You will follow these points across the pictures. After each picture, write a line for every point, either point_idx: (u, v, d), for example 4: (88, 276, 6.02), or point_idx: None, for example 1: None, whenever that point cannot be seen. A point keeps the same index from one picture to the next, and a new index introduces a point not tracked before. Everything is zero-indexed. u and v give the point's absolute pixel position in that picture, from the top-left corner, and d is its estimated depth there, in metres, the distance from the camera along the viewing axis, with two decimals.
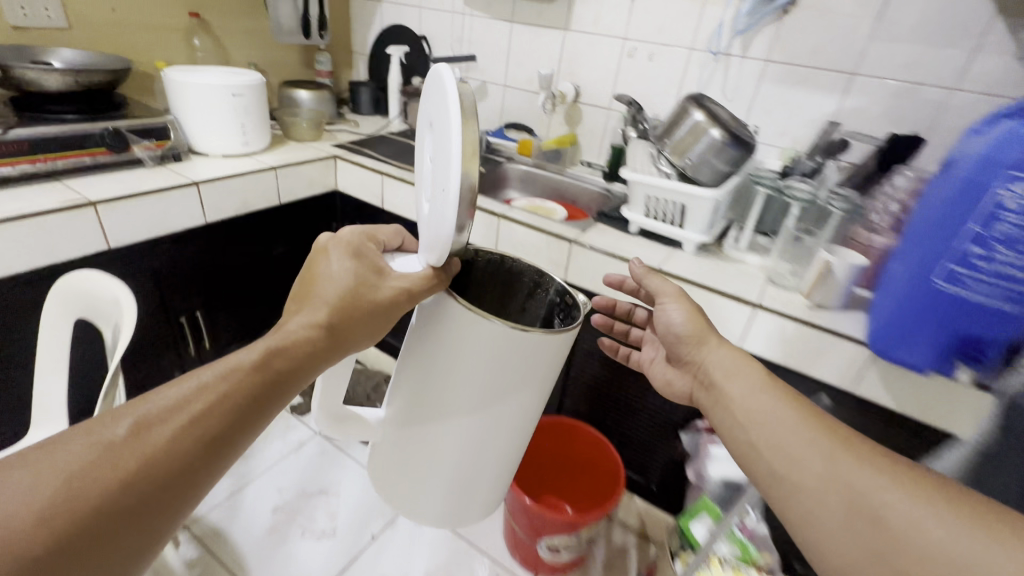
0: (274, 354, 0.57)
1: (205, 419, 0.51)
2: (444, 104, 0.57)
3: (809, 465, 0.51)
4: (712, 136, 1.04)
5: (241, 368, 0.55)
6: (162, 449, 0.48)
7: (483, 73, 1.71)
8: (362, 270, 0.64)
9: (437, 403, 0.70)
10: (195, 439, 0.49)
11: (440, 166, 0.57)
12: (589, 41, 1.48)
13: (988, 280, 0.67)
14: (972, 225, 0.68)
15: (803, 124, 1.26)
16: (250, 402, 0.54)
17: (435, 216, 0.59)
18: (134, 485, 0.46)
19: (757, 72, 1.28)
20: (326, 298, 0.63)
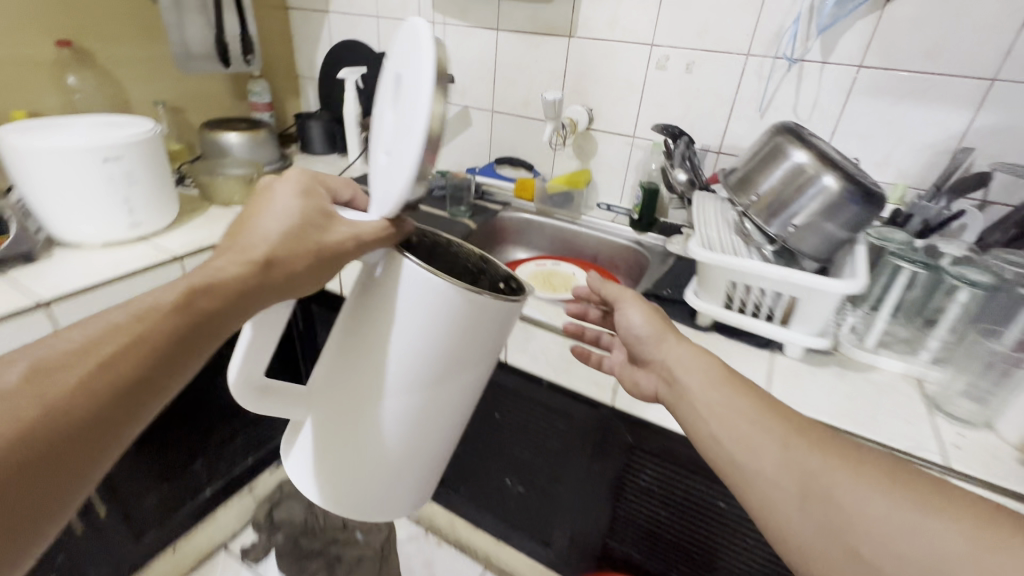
0: (145, 307, 0.40)
1: (120, 334, 0.38)
2: (410, 59, 0.43)
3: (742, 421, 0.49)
4: (824, 188, 0.70)
5: (168, 291, 0.42)
6: (77, 391, 0.36)
7: (463, 97, 1.34)
8: (310, 211, 0.49)
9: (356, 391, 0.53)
10: (102, 390, 0.36)
11: (402, 116, 0.43)
12: (603, 50, 1.12)
13: None
14: None
15: (911, 150, 0.92)
16: (175, 296, 0.42)
17: (389, 178, 0.45)
18: (46, 471, 0.34)
19: (842, 83, 0.93)
20: (240, 245, 0.47)
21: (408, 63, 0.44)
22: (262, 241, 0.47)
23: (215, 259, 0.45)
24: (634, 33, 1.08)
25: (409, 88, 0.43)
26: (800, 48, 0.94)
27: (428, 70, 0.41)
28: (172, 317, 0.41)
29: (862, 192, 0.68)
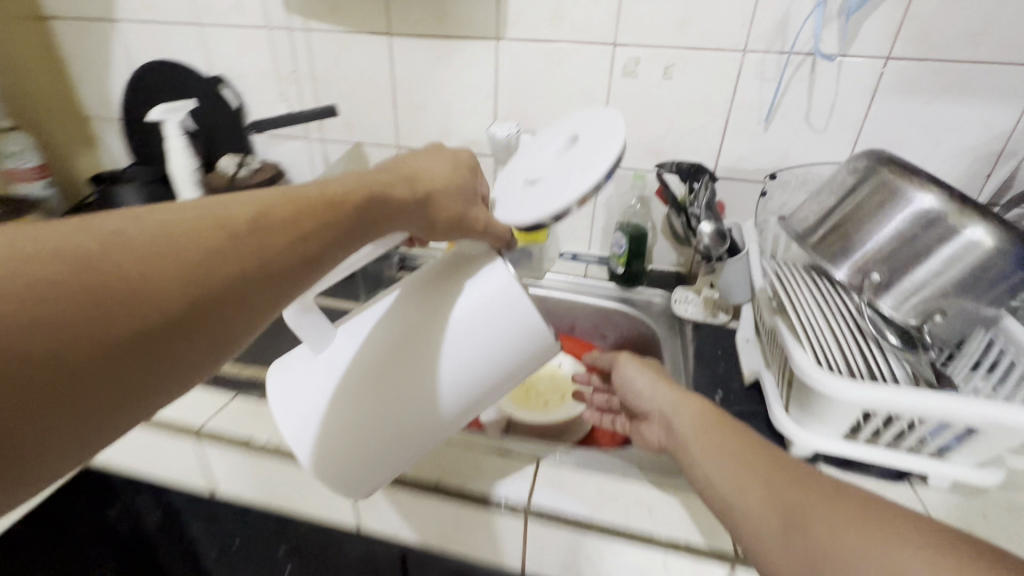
0: (182, 233, 0.30)
1: (293, 222, 0.34)
2: (601, 142, 0.41)
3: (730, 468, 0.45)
4: (969, 252, 0.47)
5: (222, 218, 0.31)
6: (178, 278, 0.29)
7: (352, 130, 0.96)
8: (452, 173, 0.44)
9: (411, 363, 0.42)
10: (163, 296, 0.29)
11: (568, 172, 0.41)
12: (547, 55, 0.82)
13: None
14: None
15: (949, 157, 0.75)
16: (229, 241, 0.31)
17: (520, 208, 0.43)
18: (125, 320, 0.28)
19: (866, 81, 0.73)
20: (376, 208, 0.38)
21: (598, 130, 0.44)
22: (417, 204, 0.41)
23: (307, 199, 0.35)
24: (588, 29, 0.78)
25: (592, 150, 0.42)
26: (817, 37, 0.71)
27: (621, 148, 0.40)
28: (176, 258, 0.29)
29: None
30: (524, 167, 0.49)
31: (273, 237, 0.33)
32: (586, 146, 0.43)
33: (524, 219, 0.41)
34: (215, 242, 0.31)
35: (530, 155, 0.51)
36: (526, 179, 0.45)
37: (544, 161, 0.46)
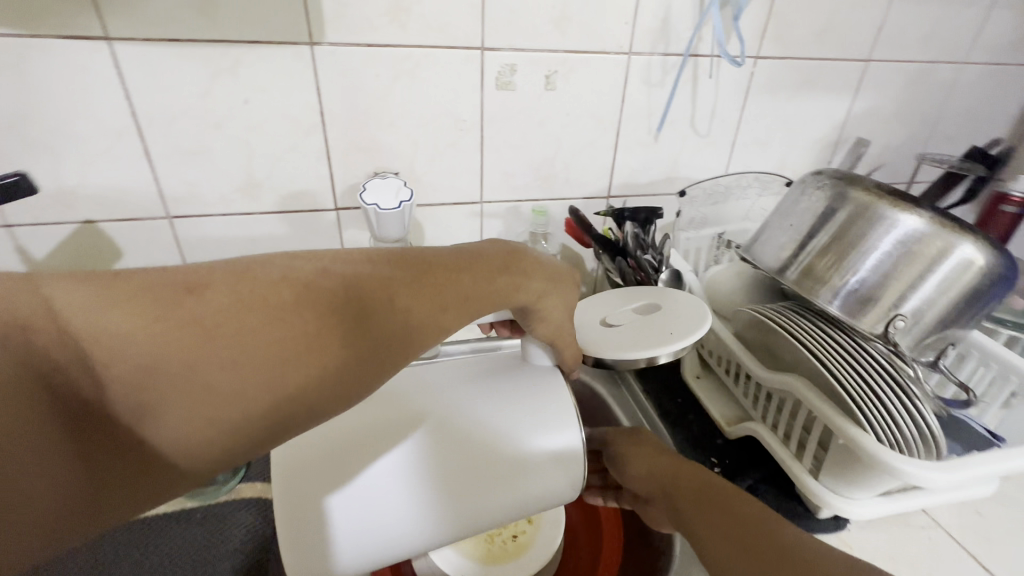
0: (366, 285, 0.31)
1: (443, 294, 0.34)
2: (675, 312, 0.48)
3: (720, 531, 0.35)
4: (964, 269, 0.43)
5: (400, 275, 0.33)
6: (313, 328, 0.29)
7: (65, 203, 0.56)
8: (563, 291, 0.41)
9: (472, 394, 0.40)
10: (304, 344, 0.29)
11: (646, 334, 0.45)
12: (391, 66, 0.58)
13: None
14: None
15: (802, 150, 0.79)
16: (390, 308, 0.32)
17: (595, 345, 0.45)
18: (252, 371, 0.28)
19: (741, 81, 0.70)
20: (489, 280, 0.37)
21: (685, 312, 0.48)
22: (537, 299, 0.40)
23: (470, 273, 0.36)
24: (444, 29, 0.57)
25: (679, 318, 0.47)
26: (698, 36, 0.64)
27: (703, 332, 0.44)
28: (344, 317, 0.30)
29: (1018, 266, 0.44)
30: (602, 305, 0.53)
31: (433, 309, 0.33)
32: (669, 312, 0.48)
33: (603, 356, 0.44)
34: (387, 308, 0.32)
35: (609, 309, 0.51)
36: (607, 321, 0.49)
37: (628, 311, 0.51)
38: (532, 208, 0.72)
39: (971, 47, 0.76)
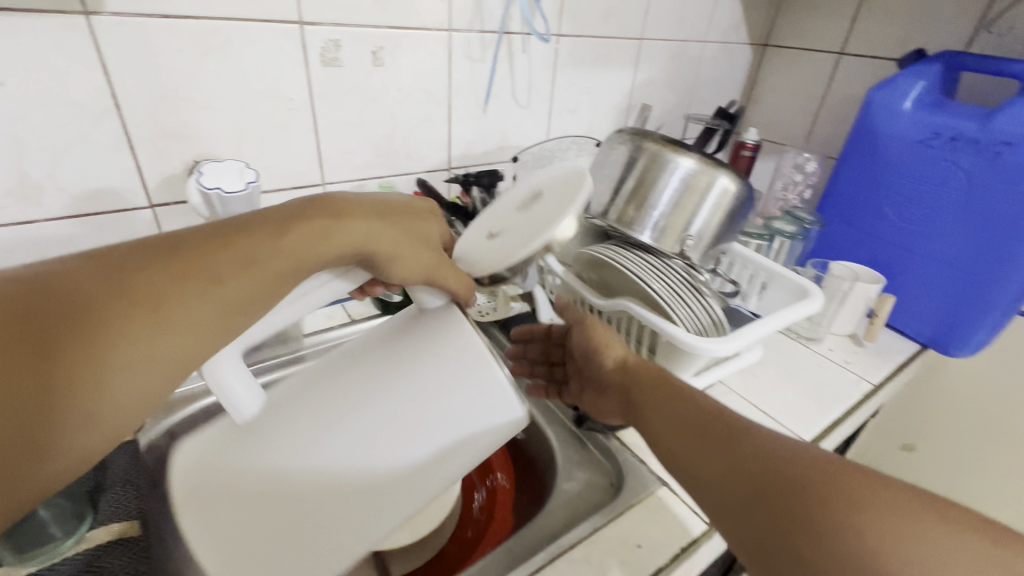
0: (216, 245, 0.34)
1: (294, 248, 0.37)
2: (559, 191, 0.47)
3: (676, 424, 0.38)
4: (721, 193, 0.58)
5: (251, 228, 0.36)
6: (180, 278, 0.32)
7: None
8: (426, 234, 0.45)
9: (395, 363, 0.44)
10: (159, 299, 0.31)
11: (536, 223, 0.45)
12: (198, 41, 0.53)
13: (950, 237, 0.73)
14: (931, 185, 0.73)
15: (604, 115, 0.92)
16: (248, 254, 0.35)
17: (492, 260, 0.45)
18: (96, 331, 0.28)
19: (549, 57, 0.79)
20: (345, 230, 0.39)
21: (561, 187, 0.47)
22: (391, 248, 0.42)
23: (312, 229, 0.38)
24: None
25: (561, 196, 0.46)
26: (508, 15, 0.71)
27: (581, 196, 0.43)
28: (199, 263, 0.33)
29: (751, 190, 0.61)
30: (481, 222, 0.52)
31: (293, 253, 0.37)
32: (551, 194, 0.47)
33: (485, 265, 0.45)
34: (236, 257, 0.34)
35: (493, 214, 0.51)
36: (493, 232, 0.48)
37: (512, 211, 0.50)
38: (376, 185, 0.72)
39: (708, 29, 0.98)
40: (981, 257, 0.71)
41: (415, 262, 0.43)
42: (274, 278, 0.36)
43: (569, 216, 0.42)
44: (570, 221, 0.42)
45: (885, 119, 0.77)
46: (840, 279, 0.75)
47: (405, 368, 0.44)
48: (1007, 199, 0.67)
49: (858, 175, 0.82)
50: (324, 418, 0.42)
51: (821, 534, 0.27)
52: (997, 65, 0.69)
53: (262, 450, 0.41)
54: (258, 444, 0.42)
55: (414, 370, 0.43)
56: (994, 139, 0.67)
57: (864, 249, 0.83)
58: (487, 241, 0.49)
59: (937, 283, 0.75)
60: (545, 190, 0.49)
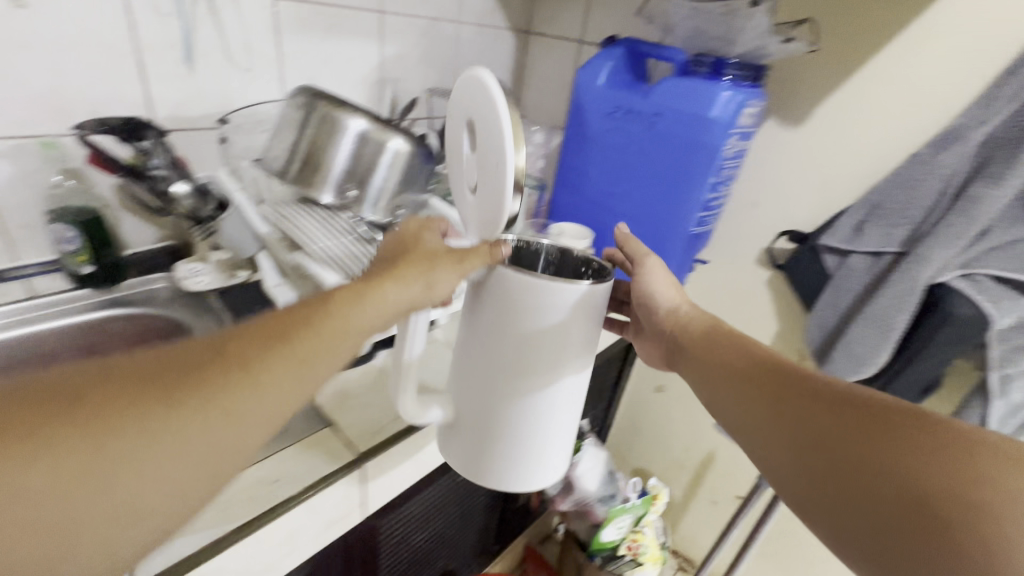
0: (159, 359, 0.32)
1: (261, 340, 0.34)
2: (478, 111, 0.43)
3: (746, 389, 0.42)
4: (391, 152, 0.62)
5: (193, 348, 0.33)
6: (111, 394, 0.29)
7: None
8: (431, 243, 0.44)
9: (502, 325, 0.42)
10: (130, 390, 0.30)
11: (487, 184, 0.43)
12: None
13: (638, 198, 0.85)
14: (622, 154, 0.85)
15: (351, 86, 0.93)
16: (241, 365, 0.33)
17: (490, 228, 0.45)
18: (130, 454, 0.28)
19: (265, 19, 0.77)
20: (348, 291, 0.39)
21: (478, 102, 0.43)
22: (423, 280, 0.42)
23: (319, 310, 0.37)
24: None
25: (485, 124, 0.42)
26: None
27: (507, 115, 0.40)
28: (174, 381, 0.31)
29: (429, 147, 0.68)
30: (466, 172, 0.49)
31: (308, 347, 0.35)
32: (480, 122, 0.42)
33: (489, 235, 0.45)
34: (224, 371, 0.32)
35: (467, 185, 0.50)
36: (473, 187, 0.48)
37: (470, 154, 0.48)
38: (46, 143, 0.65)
39: (459, 10, 1.03)
40: (660, 213, 0.84)
41: (448, 284, 0.42)
42: (282, 354, 0.34)
43: (511, 149, 0.39)
44: (514, 164, 0.39)
45: (586, 95, 0.87)
46: (551, 237, 0.84)
47: (497, 317, 0.42)
48: (669, 162, 0.80)
49: (573, 147, 0.92)
50: (486, 385, 0.45)
51: (948, 534, 0.28)
52: (659, 49, 0.82)
53: (497, 455, 0.48)
54: (483, 461, 0.48)
55: (519, 329, 0.41)
56: (655, 112, 0.79)
57: (581, 211, 0.94)
58: (475, 209, 0.48)
59: (630, 237, 0.88)
60: (473, 123, 0.45)
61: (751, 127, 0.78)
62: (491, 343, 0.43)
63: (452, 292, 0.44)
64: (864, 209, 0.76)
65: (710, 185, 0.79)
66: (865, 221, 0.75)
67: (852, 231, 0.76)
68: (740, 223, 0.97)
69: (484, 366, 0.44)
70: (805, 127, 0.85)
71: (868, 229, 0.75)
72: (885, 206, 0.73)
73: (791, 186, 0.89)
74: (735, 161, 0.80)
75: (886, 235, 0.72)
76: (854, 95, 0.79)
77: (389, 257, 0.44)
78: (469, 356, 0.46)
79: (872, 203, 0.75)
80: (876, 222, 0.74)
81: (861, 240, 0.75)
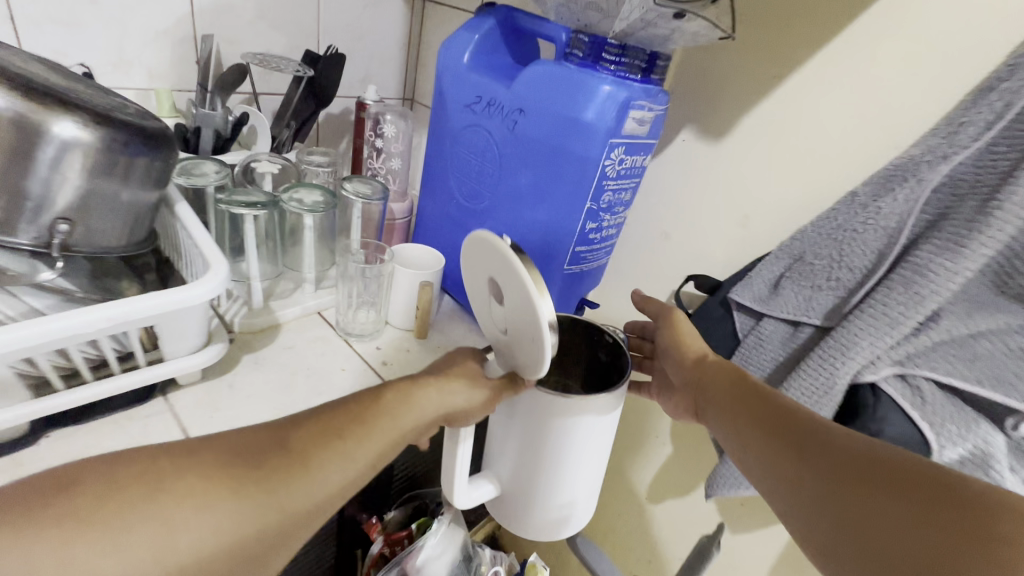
0: (216, 441, 0.34)
1: (346, 418, 0.38)
2: (504, 283, 0.43)
3: (728, 414, 0.44)
4: (58, 140, 0.41)
5: (256, 437, 0.35)
6: (185, 483, 0.31)
7: None
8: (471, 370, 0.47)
9: (541, 410, 0.48)
10: (203, 465, 0.33)
11: (521, 334, 0.44)
12: None
13: (498, 223, 0.64)
14: (481, 163, 0.64)
15: (144, 43, 0.70)
16: (286, 464, 0.35)
17: (527, 366, 0.45)
18: (192, 510, 0.31)
19: None
20: (387, 403, 0.40)
21: (497, 266, 0.44)
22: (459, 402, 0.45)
23: (365, 398, 0.40)
24: None
25: (508, 280, 0.43)
26: None
27: (531, 281, 0.40)
28: (258, 461, 0.34)
29: (155, 137, 0.46)
30: (495, 317, 0.48)
31: (357, 447, 0.37)
32: (503, 280, 0.43)
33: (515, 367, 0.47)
34: (287, 457, 0.35)
35: (494, 332, 0.50)
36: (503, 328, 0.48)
37: (498, 305, 0.47)
38: None
39: None
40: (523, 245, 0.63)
41: (463, 393, 0.45)
42: (367, 436, 0.38)
43: (548, 329, 0.40)
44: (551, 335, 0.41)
45: (446, 79, 0.65)
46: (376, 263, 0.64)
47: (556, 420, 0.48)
48: (532, 178, 0.59)
49: (432, 147, 0.70)
50: (530, 432, 0.50)
51: None
52: (539, 24, 0.61)
53: (541, 510, 0.54)
54: (524, 519, 0.55)
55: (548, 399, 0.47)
56: (516, 108, 0.58)
57: (440, 228, 0.73)
58: (506, 345, 0.48)
59: None
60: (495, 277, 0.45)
61: (643, 137, 0.57)
62: (533, 434, 0.50)
63: (478, 407, 0.45)
64: (781, 259, 0.56)
65: (584, 211, 0.59)
66: (780, 276, 0.56)
67: (764, 287, 0.56)
68: (646, 262, 0.78)
69: (546, 455, 0.50)
70: (723, 146, 0.66)
71: (779, 286, 0.55)
72: (805, 258, 0.53)
73: (704, 222, 0.70)
74: (622, 183, 0.60)
75: (797, 300, 0.53)
76: (777, 109, 0.60)
77: (436, 368, 0.47)
78: (519, 452, 0.51)
79: (794, 254, 0.55)
80: (791, 277, 0.54)
81: (770, 301, 0.55)
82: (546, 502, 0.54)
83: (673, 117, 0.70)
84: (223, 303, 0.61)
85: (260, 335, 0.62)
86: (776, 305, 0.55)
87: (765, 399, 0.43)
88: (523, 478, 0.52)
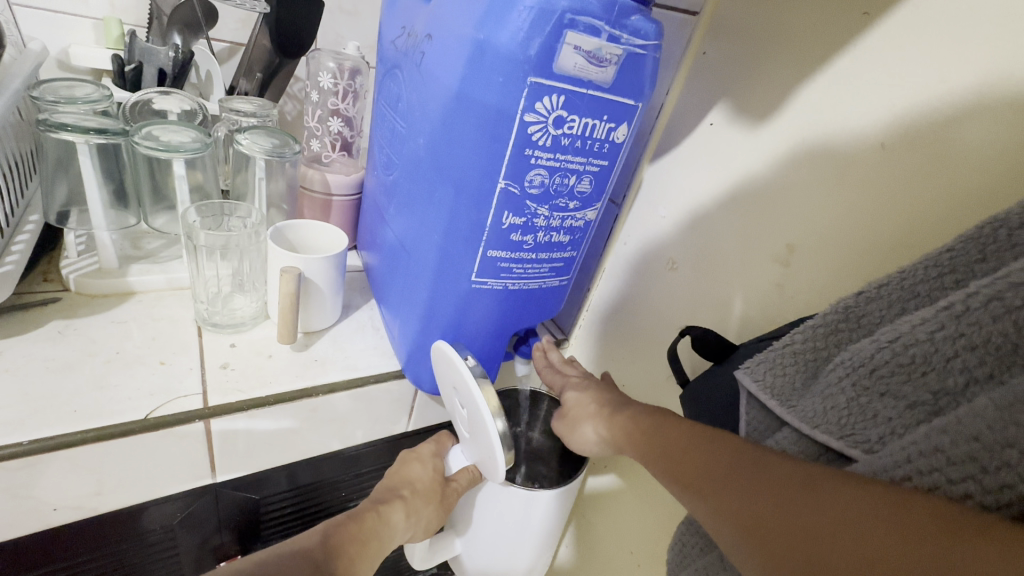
0: None
1: (353, 536, 0.43)
2: (462, 399, 0.45)
3: (660, 451, 0.33)
4: None
5: (289, 556, 0.37)
6: None
7: None
8: (437, 464, 0.53)
9: (519, 508, 0.54)
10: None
11: (481, 443, 0.46)
12: None
13: (404, 203, 0.46)
14: (393, 118, 0.46)
15: None
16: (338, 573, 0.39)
17: (486, 468, 0.48)
18: None
19: None
20: (367, 527, 0.44)
21: (451, 379, 0.44)
22: (409, 515, 0.49)
23: (353, 520, 0.44)
24: None
25: (467, 399, 0.44)
26: None
27: (490, 415, 0.42)
28: None
29: None
30: (457, 415, 0.49)
31: (364, 563, 0.42)
32: (464, 396, 0.44)
33: (476, 454, 0.49)
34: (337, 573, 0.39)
35: (456, 419, 0.50)
36: (464, 427, 0.49)
37: (457, 408, 0.48)
38: None
39: None
40: (423, 240, 0.44)
41: (428, 514, 0.50)
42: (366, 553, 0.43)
43: (500, 449, 0.43)
44: (502, 453, 0.43)
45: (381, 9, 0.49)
46: (247, 235, 0.51)
47: (519, 510, 0.54)
48: (430, 140, 0.40)
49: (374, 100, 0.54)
50: (508, 527, 0.56)
51: None
52: None
53: (500, 565, 0.60)
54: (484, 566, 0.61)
55: (528, 500, 0.54)
56: (424, 39, 0.39)
57: (368, 212, 0.58)
58: (470, 441, 0.49)
59: (397, 266, 0.49)
60: (454, 392, 0.46)
61: (603, 88, 0.36)
62: (513, 531, 0.56)
63: (436, 515, 0.52)
64: (861, 347, 0.29)
65: (497, 195, 0.39)
66: (857, 381, 0.29)
67: (826, 392, 0.30)
68: (641, 299, 0.55)
69: (513, 552, 0.59)
70: (762, 133, 0.43)
71: (857, 399, 0.29)
72: (916, 359, 0.26)
73: (723, 252, 0.46)
74: (567, 160, 0.39)
75: (897, 428, 0.27)
76: (858, 71, 0.36)
77: (382, 496, 0.49)
78: (508, 543, 0.58)
79: (884, 344, 0.28)
80: (887, 390, 0.28)
81: (840, 421, 0.29)
82: (515, 557, 0.59)
83: (702, 93, 0.48)
84: (70, 255, 0.51)
85: (96, 301, 0.49)
86: (853, 430, 0.28)
87: (710, 448, 0.30)
88: (513, 558, 0.59)
